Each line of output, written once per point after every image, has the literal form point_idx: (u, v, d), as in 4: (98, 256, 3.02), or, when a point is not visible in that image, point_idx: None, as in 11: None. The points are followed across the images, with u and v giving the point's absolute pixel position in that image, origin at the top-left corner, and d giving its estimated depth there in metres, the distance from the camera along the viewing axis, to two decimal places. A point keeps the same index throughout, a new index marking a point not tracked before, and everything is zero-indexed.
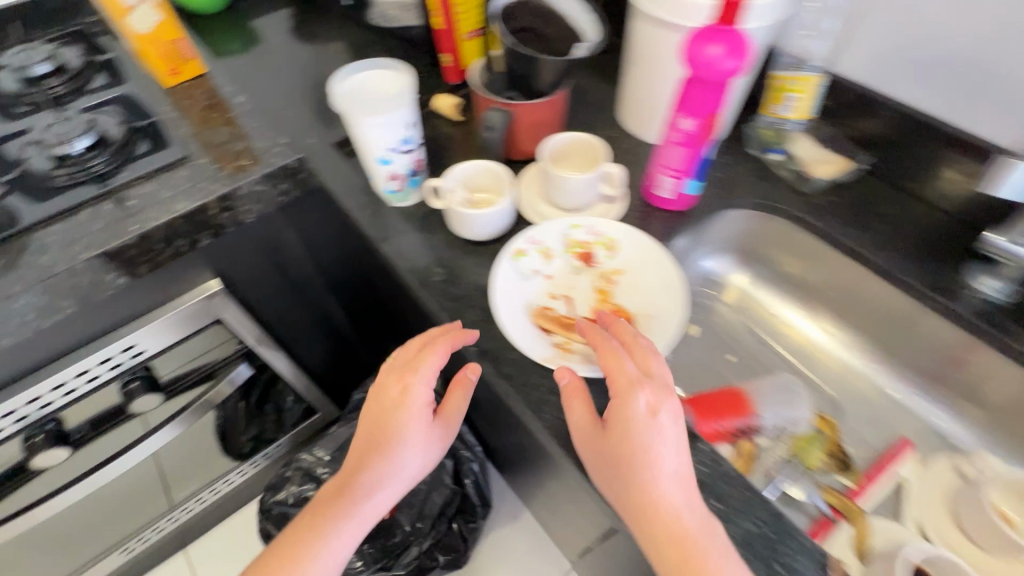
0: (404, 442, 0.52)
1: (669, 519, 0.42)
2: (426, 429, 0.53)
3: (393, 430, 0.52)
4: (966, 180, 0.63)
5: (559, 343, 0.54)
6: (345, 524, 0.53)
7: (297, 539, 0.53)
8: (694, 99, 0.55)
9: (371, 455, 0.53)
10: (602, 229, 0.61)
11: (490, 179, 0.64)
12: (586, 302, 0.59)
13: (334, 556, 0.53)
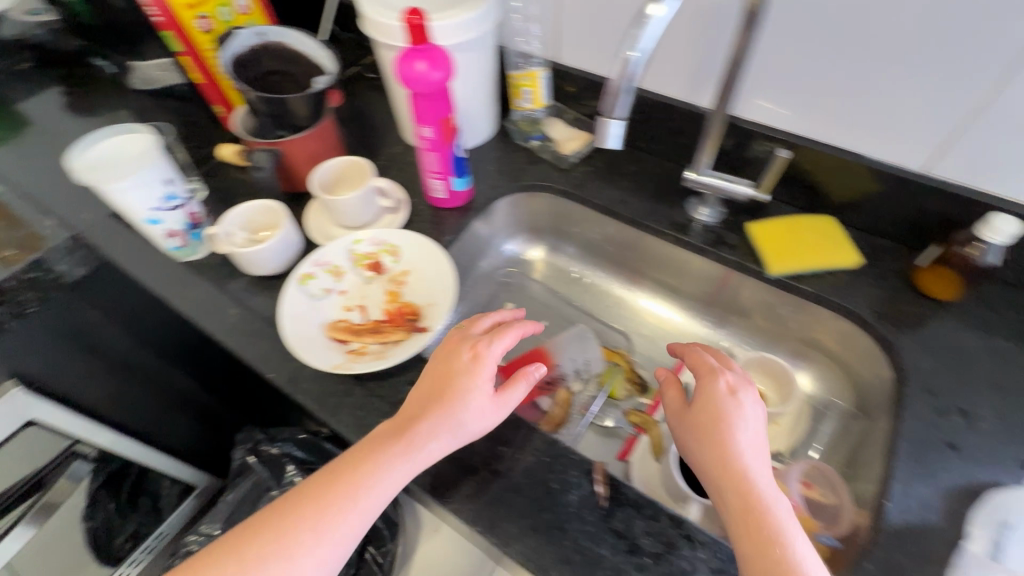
0: (458, 408, 0.49)
1: (745, 484, 0.44)
2: (464, 410, 0.49)
3: (448, 400, 0.49)
4: (675, 134, 0.77)
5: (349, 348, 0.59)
6: (351, 504, 0.46)
7: (273, 521, 0.46)
8: (424, 110, 0.63)
9: (428, 416, 0.49)
10: (382, 238, 0.67)
11: (267, 216, 0.67)
12: (377, 306, 0.65)
13: (321, 542, 0.45)
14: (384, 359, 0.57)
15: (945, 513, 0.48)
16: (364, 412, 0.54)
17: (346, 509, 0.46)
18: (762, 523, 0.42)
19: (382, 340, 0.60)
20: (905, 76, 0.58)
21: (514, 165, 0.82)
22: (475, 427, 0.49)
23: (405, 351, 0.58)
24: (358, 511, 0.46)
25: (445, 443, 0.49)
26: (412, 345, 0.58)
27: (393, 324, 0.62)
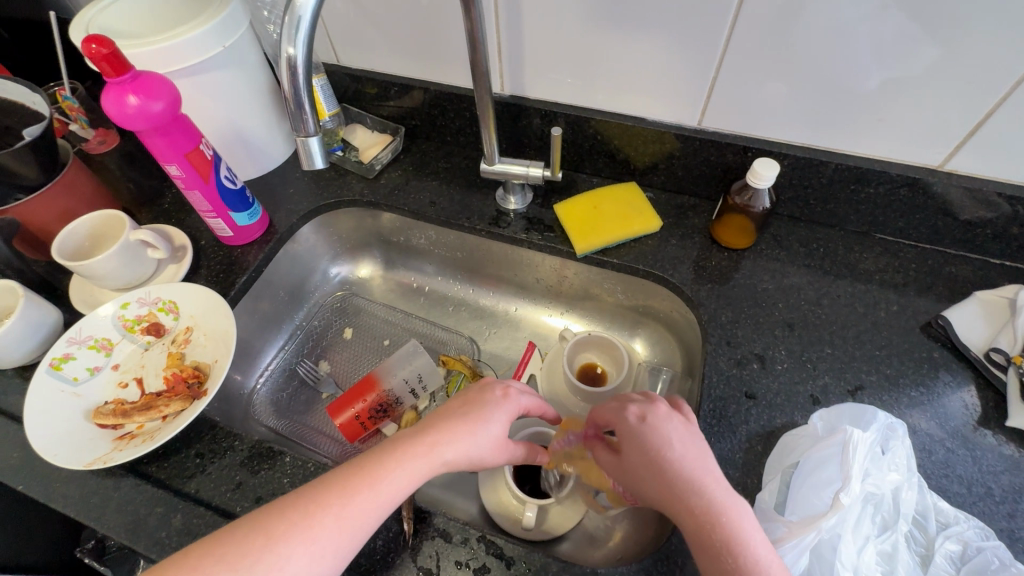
0: (486, 423, 0.46)
1: (695, 501, 0.40)
2: (488, 442, 0.46)
3: (484, 420, 0.46)
4: (471, 124, 0.73)
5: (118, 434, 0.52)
6: (374, 497, 0.40)
7: (278, 514, 0.38)
8: (158, 149, 0.55)
9: (450, 428, 0.45)
10: (153, 296, 0.59)
11: (5, 299, 0.57)
12: (159, 376, 0.57)
13: (338, 535, 0.39)
14: (154, 438, 0.50)
15: (744, 465, 0.49)
16: (137, 506, 0.48)
17: (369, 503, 0.40)
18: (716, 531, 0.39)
19: (160, 416, 0.53)
20: (655, 35, 0.57)
21: (317, 182, 0.76)
22: (484, 440, 0.46)
23: (178, 424, 0.51)
24: (377, 508, 0.40)
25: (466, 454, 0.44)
26: (186, 415, 0.51)
27: (172, 393, 0.55)
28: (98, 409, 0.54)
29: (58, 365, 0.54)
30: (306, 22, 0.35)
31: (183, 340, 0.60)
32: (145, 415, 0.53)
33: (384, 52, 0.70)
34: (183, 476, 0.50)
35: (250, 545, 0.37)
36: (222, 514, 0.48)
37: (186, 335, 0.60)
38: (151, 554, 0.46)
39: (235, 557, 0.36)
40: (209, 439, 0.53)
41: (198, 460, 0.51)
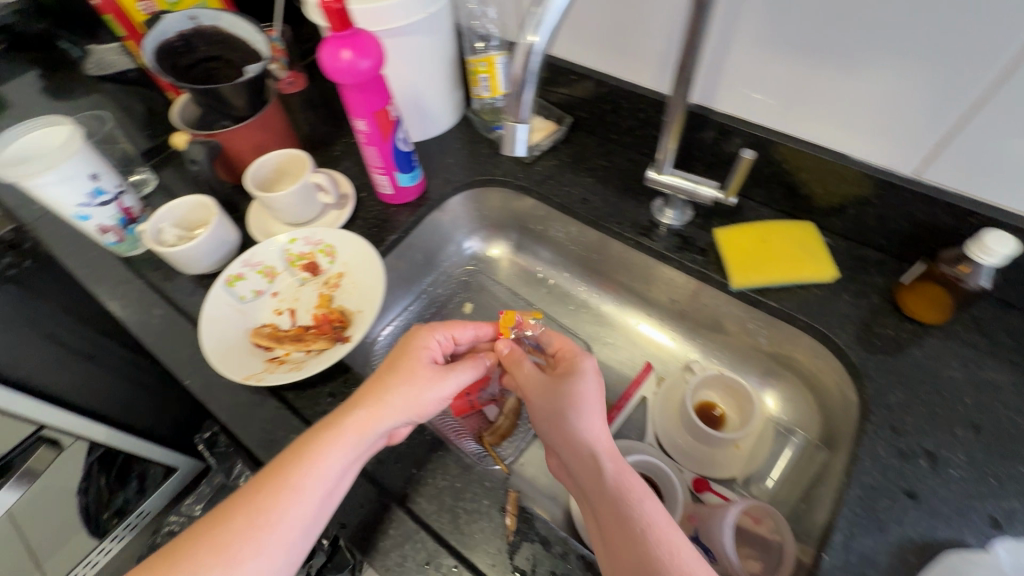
0: (414, 379, 0.48)
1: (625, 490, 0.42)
2: (422, 382, 0.48)
3: (401, 364, 0.49)
4: (644, 125, 0.70)
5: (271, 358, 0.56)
6: (291, 493, 0.41)
7: (197, 537, 0.40)
8: (352, 102, 0.58)
9: (357, 405, 0.46)
10: (317, 237, 0.63)
11: (201, 213, 0.64)
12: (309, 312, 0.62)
13: (258, 540, 0.40)
14: (300, 370, 0.54)
15: (888, 570, 0.43)
16: (274, 427, 0.52)
17: (294, 501, 0.41)
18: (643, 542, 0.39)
19: (307, 351, 0.57)
20: (895, 68, 0.49)
21: (474, 158, 0.77)
22: (405, 397, 0.47)
23: (322, 363, 0.55)
24: (311, 500, 0.42)
25: (388, 404, 0.46)
26: (330, 356, 0.55)
27: (317, 331, 0.60)
28: (256, 330, 0.59)
29: (232, 283, 0.60)
30: (549, 23, 0.34)
31: (333, 284, 0.64)
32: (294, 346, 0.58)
33: (573, 39, 0.68)
34: (316, 410, 0.54)
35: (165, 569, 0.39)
36: None
37: (337, 280, 0.64)
38: None
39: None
40: (342, 382, 0.56)
41: (330, 399, 0.55)
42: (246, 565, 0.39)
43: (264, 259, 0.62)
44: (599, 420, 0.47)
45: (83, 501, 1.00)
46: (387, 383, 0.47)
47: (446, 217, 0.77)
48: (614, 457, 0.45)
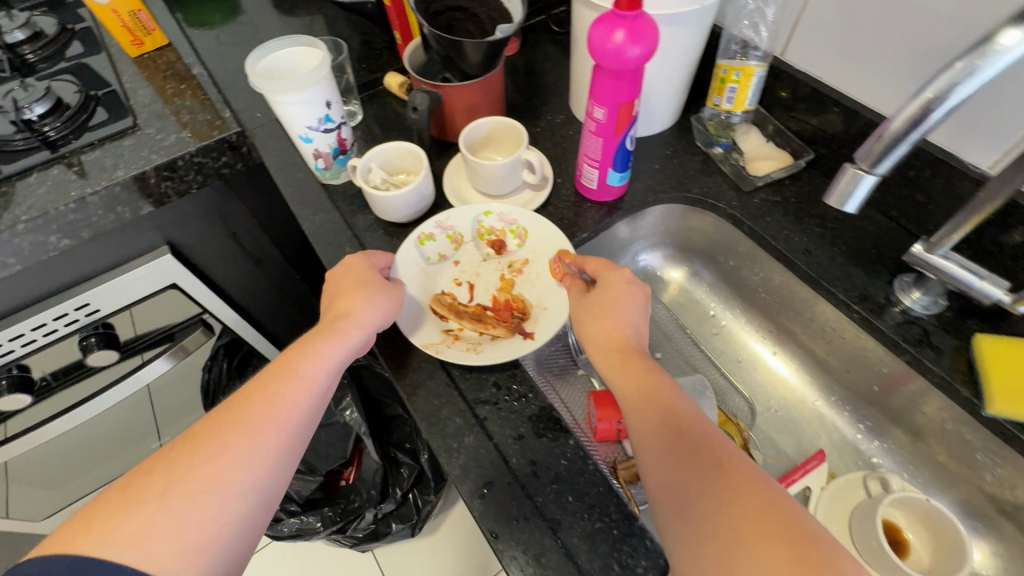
0: (373, 291, 0.54)
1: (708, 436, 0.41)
2: (386, 299, 0.54)
3: (356, 277, 0.54)
4: (910, 185, 0.58)
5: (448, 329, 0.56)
6: (292, 385, 0.47)
7: (209, 438, 0.43)
8: (601, 86, 0.53)
9: (330, 314, 0.52)
10: (514, 217, 0.63)
11: (409, 162, 0.64)
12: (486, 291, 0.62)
13: (270, 429, 0.45)
14: (476, 354, 0.53)
15: None
16: (439, 403, 0.51)
17: (294, 391, 0.47)
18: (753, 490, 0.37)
19: (484, 333, 0.56)
20: None
21: (684, 170, 0.69)
22: (376, 301, 0.53)
23: (499, 352, 0.53)
24: (306, 390, 0.48)
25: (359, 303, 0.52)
26: (509, 347, 0.53)
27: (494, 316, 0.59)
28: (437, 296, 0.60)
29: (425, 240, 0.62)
30: (983, 77, 0.33)
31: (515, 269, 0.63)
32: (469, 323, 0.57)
33: (857, 66, 0.58)
34: (481, 399, 0.51)
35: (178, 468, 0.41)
36: (498, 458, 0.48)
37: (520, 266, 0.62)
38: (435, 453, 0.49)
39: (171, 472, 0.41)
40: (510, 377, 0.53)
41: (495, 391, 0.52)
42: (266, 446, 0.44)
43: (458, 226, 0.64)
44: (623, 323, 0.51)
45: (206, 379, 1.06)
46: (350, 287, 0.53)
47: (637, 227, 0.70)
48: (639, 357, 0.49)
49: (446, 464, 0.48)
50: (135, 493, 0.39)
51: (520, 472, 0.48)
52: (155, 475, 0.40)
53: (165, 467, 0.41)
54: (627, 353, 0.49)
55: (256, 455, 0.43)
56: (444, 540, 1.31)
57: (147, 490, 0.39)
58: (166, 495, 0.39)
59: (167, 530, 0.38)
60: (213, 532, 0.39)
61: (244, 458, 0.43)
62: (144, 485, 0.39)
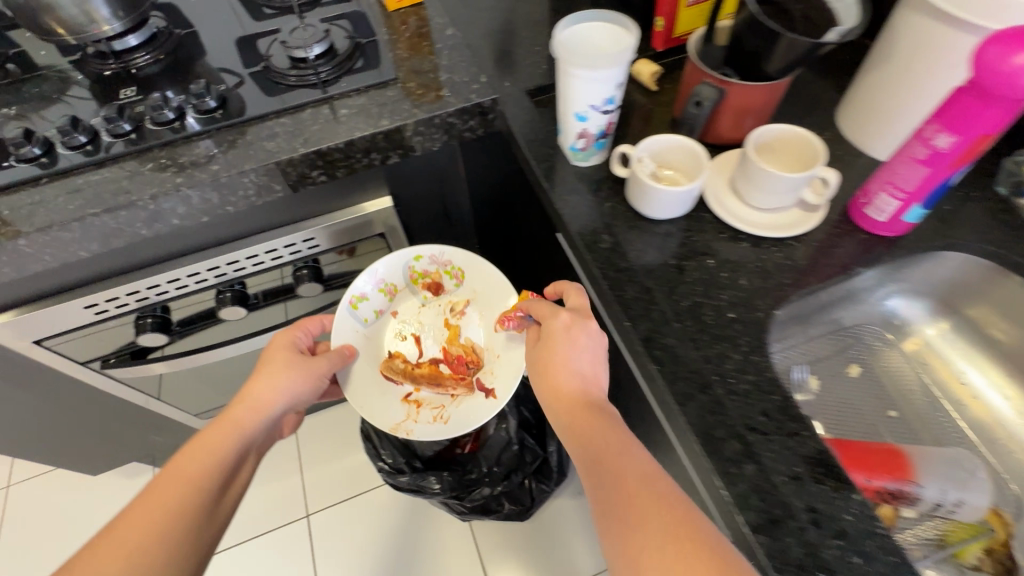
0: (280, 362, 0.78)
1: (640, 473, 0.49)
2: (289, 369, 0.77)
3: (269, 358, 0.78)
4: None
5: (413, 400, 0.85)
6: (226, 427, 0.70)
7: (199, 460, 0.64)
8: (963, 110, 0.47)
9: (264, 376, 0.76)
10: (443, 261, 0.89)
11: (682, 156, 0.60)
12: (437, 343, 0.90)
13: (207, 447, 0.66)
14: (445, 426, 0.82)
15: None
16: (709, 419, 0.48)
17: (225, 428, 0.69)
18: (662, 500, 0.46)
19: (448, 394, 0.86)
20: None
21: (982, 217, 0.61)
22: (286, 385, 0.77)
23: (467, 419, 0.83)
24: (236, 432, 0.70)
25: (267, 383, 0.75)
26: (472, 412, 0.84)
27: (447, 375, 0.87)
28: (388, 362, 0.88)
29: (357, 305, 0.88)
30: None
31: (456, 312, 0.91)
32: (428, 387, 0.86)
33: None
34: (753, 427, 0.48)
35: (176, 474, 0.61)
36: (775, 494, 0.44)
37: (461, 310, 0.91)
38: (704, 472, 0.46)
39: (177, 474, 0.61)
40: (782, 408, 0.49)
41: (764, 420, 0.48)
42: (204, 462, 0.64)
43: (392, 284, 0.89)
44: (566, 377, 0.63)
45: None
46: (264, 371, 0.77)
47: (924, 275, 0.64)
48: (590, 400, 0.61)
49: (719, 487, 0.45)
50: (164, 489, 0.58)
51: (800, 517, 0.44)
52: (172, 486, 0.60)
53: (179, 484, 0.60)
54: (587, 399, 0.61)
55: (202, 465, 0.63)
56: (543, 526, 1.32)
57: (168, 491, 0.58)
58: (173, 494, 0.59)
59: (178, 503, 0.57)
60: (183, 515, 0.57)
61: (198, 468, 0.63)
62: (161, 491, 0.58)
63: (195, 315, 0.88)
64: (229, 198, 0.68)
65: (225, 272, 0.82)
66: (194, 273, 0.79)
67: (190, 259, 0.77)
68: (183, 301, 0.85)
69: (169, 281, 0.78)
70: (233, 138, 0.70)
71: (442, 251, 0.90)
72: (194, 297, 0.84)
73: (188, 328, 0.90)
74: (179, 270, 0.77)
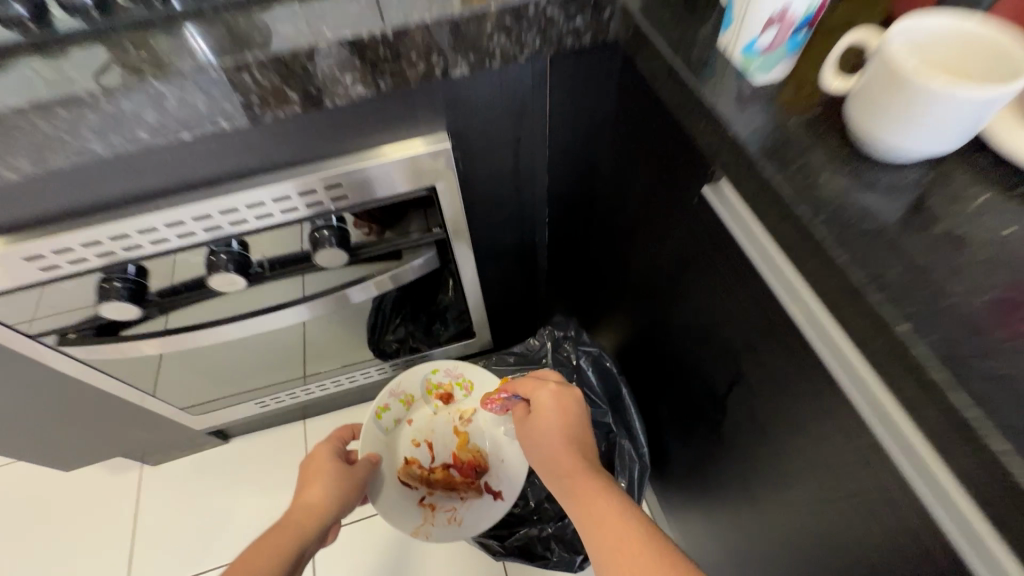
0: (330, 467, 0.77)
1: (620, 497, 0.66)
2: (340, 480, 0.76)
3: (317, 466, 0.77)
4: None
5: (428, 503, 0.91)
6: (284, 527, 0.67)
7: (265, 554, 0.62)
8: None
9: (317, 484, 0.74)
10: (457, 372, 0.95)
11: (970, 55, 0.39)
12: (444, 445, 0.96)
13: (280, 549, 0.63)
14: (458, 526, 0.89)
15: None
16: None
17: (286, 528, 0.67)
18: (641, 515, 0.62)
19: (457, 493, 0.92)
20: None
21: None
22: (332, 482, 0.76)
23: (476, 520, 0.89)
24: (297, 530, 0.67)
25: (319, 488, 0.74)
26: (481, 515, 0.89)
27: (459, 480, 0.93)
28: (406, 469, 0.92)
29: (381, 416, 0.93)
30: None
31: (465, 420, 0.97)
32: (439, 489, 0.92)
33: None
34: None
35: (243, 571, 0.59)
36: None
37: (470, 416, 0.97)
38: None
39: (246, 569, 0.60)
40: None
41: None
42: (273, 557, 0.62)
43: (408, 396, 0.95)
44: (563, 446, 0.74)
45: (375, 314, 0.94)
46: (317, 471, 0.76)
47: None
48: (582, 455, 0.73)
49: None
50: None
51: None
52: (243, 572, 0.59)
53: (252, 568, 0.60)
54: (583, 460, 0.72)
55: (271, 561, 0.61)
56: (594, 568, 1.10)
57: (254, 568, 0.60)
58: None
59: None
60: None
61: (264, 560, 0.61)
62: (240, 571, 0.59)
63: (181, 284, 0.67)
64: (222, 106, 0.47)
65: (220, 227, 0.60)
66: (176, 223, 0.58)
67: (169, 202, 0.56)
68: (163, 263, 0.64)
69: (141, 232, 0.57)
70: (232, 21, 0.48)
71: (467, 366, 0.95)
72: (176, 257, 0.63)
73: (174, 301, 0.69)
74: (154, 216, 0.56)
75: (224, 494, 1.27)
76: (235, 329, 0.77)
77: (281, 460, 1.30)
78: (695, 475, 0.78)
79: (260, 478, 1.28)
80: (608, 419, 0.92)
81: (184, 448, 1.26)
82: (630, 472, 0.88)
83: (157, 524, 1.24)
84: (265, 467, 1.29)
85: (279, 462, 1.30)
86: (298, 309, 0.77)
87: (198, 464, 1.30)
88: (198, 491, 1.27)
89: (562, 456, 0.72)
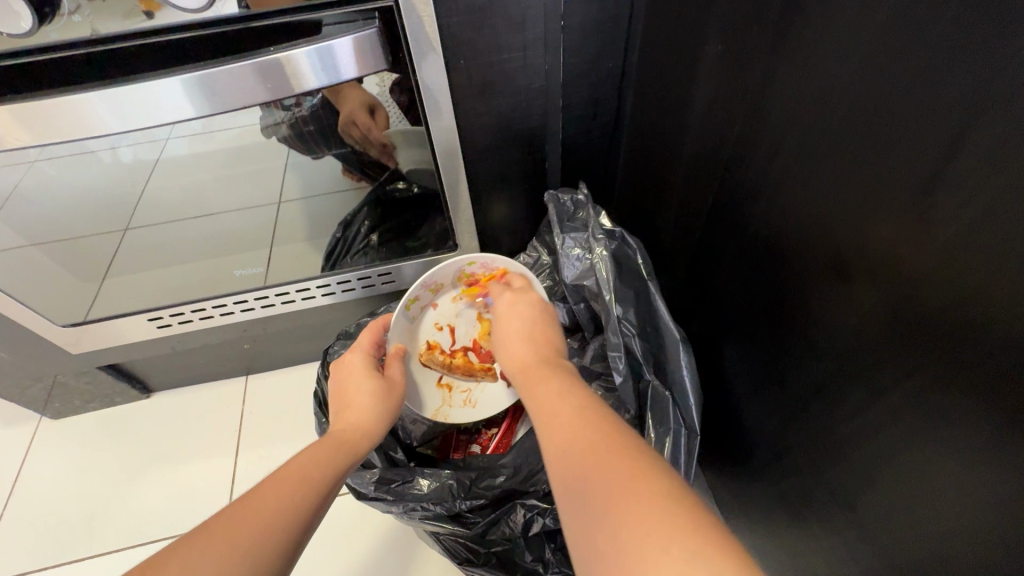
0: (364, 372, 0.58)
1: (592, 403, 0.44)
2: (379, 389, 0.57)
3: (353, 372, 0.58)
4: None
5: (445, 385, 0.69)
6: (327, 453, 0.48)
7: (274, 489, 0.42)
8: None
9: (359, 395, 0.56)
10: (493, 262, 0.69)
11: None
12: (467, 331, 0.71)
13: (315, 482, 0.45)
14: (471, 408, 0.69)
15: None
16: None
17: (325, 452, 0.48)
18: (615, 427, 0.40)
19: (474, 377, 0.70)
20: None
21: None
22: (369, 396, 0.56)
23: (491, 406, 0.69)
24: (333, 460, 0.48)
25: (361, 393, 0.56)
26: (496, 400, 0.70)
27: (478, 363, 0.70)
28: (427, 353, 0.68)
29: (410, 303, 0.67)
30: None
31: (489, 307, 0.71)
32: (457, 374, 0.70)
33: None
34: None
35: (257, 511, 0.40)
36: None
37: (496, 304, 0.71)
38: None
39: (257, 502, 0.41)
40: None
41: None
42: (298, 494, 0.43)
43: (439, 279, 0.68)
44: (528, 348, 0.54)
45: (337, 235, 0.76)
46: (355, 383, 0.57)
47: None
48: (546, 356, 0.53)
49: None
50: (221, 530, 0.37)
51: None
52: (258, 508, 0.40)
53: (273, 502, 0.41)
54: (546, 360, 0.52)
55: (288, 501, 0.42)
56: None
57: (278, 499, 0.41)
58: (255, 518, 0.39)
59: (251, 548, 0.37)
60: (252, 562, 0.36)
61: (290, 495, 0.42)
62: (260, 503, 0.41)
63: None
64: None
65: None
66: None
67: None
68: None
69: None
70: None
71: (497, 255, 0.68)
72: None
73: None
74: None
75: (127, 467, 0.97)
76: (49, 124, 0.47)
77: (208, 421, 1.02)
78: (803, 413, 0.46)
79: (178, 448, 0.99)
80: (632, 342, 0.62)
81: (91, 396, 1.00)
82: (673, 444, 0.59)
83: (36, 493, 0.95)
84: (187, 434, 1.00)
85: (206, 430, 1.01)
86: (154, 102, 0.48)
87: (106, 423, 1.03)
88: (98, 454, 0.99)
89: (517, 355, 0.54)
